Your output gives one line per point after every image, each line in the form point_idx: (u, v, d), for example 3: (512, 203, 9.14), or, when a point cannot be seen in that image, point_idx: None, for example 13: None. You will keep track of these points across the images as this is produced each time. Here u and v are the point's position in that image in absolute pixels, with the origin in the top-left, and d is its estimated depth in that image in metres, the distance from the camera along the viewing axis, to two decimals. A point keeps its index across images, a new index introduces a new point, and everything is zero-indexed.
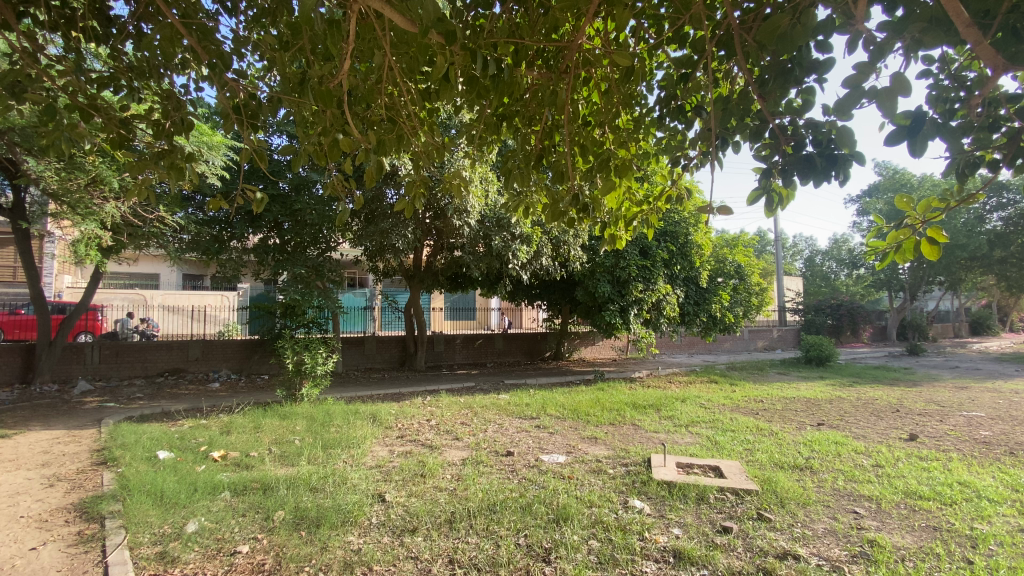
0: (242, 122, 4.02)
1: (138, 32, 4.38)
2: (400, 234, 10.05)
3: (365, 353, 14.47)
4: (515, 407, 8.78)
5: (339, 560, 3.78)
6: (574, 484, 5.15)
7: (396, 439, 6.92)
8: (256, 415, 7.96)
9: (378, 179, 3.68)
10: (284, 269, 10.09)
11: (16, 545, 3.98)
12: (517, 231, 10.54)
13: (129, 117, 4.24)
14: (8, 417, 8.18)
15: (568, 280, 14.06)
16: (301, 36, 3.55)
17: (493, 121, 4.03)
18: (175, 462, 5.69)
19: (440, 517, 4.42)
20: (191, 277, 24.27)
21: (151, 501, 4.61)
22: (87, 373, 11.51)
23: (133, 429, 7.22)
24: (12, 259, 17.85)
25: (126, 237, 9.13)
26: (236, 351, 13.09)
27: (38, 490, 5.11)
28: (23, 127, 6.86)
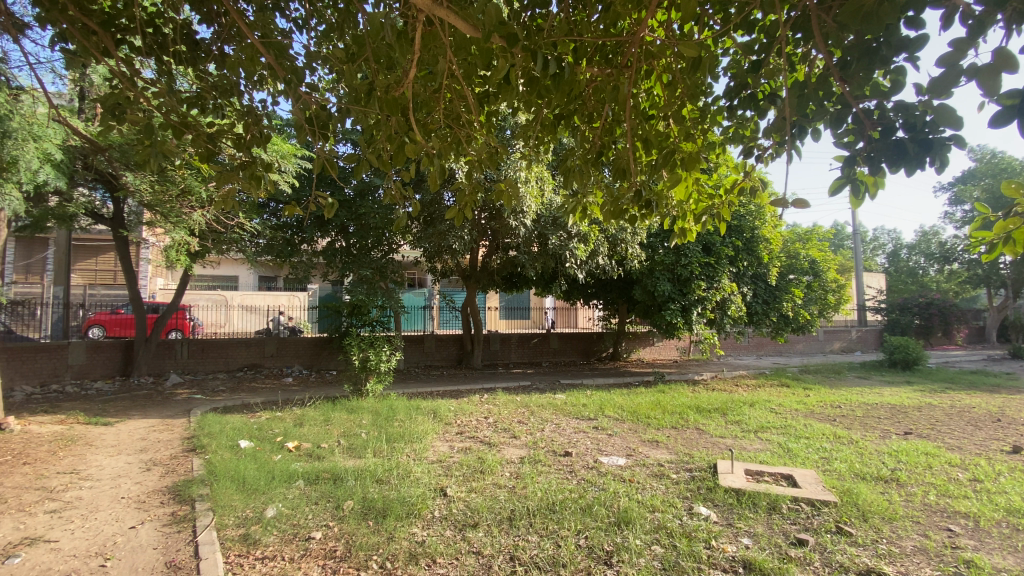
0: (316, 132, 4.26)
1: (221, 53, 4.77)
2: (457, 235, 10.24)
3: (424, 350, 14.94)
4: (573, 408, 8.72)
5: (405, 551, 3.91)
6: (636, 487, 5.05)
7: (455, 435, 7.08)
8: (325, 408, 8.40)
9: (440, 183, 3.77)
10: (351, 270, 10.67)
11: (119, 523, 4.42)
12: (574, 230, 10.46)
13: (214, 133, 4.60)
14: (113, 406, 9.14)
15: (626, 279, 13.80)
16: (367, 47, 3.70)
17: (552, 120, 4.03)
18: (254, 451, 6.11)
19: (501, 514, 4.48)
20: (266, 279, 25.92)
21: (234, 486, 4.99)
22: (177, 367, 12.59)
23: (217, 419, 7.83)
24: (114, 264, 19.85)
25: (210, 242, 9.88)
26: (308, 348, 13.97)
27: (137, 473, 5.66)
28: (122, 145, 7.42)
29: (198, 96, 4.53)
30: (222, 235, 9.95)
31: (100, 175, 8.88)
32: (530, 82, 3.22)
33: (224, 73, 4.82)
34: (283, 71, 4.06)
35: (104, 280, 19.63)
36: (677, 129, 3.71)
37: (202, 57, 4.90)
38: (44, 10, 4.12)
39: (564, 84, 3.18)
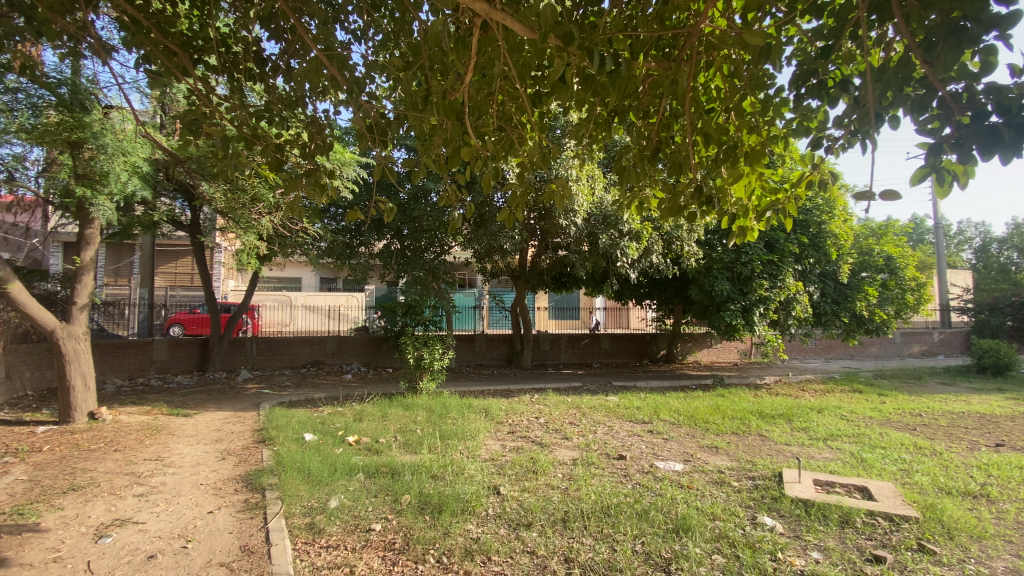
0: (375, 140, 4.41)
1: (287, 68, 5.04)
2: (508, 236, 10.32)
3: (475, 350, 15.16)
4: (626, 410, 8.57)
5: (460, 547, 3.98)
6: (694, 494, 4.89)
7: (507, 435, 7.13)
8: (382, 404, 8.71)
9: (495, 185, 3.78)
10: (405, 271, 11.04)
11: (199, 508, 4.77)
12: (626, 228, 10.27)
13: (282, 144, 4.86)
14: (192, 399, 9.87)
15: (681, 278, 13.42)
16: (423, 55, 3.80)
17: (605, 118, 3.98)
18: (318, 444, 6.43)
19: (554, 515, 4.47)
20: (326, 281, 27.14)
21: (300, 477, 5.26)
22: (248, 363, 13.46)
23: (284, 413, 8.29)
24: (191, 267, 21.46)
25: (277, 246, 10.44)
26: (365, 345, 14.61)
27: (214, 462, 6.10)
28: (199, 157, 8.00)
29: (266, 108, 4.79)
30: (286, 239, 10.51)
31: (180, 185, 9.62)
32: (587, 81, 3.20)
33: (290, 86, 5.07)
34: (345, 82, 4.22)
35: (182, 282, 21.27)
36: (740, 122, 3.56)
37: (269, 72, 5.18)
38: (132, 36, 4.50)
39: (622, 80, 3.13)
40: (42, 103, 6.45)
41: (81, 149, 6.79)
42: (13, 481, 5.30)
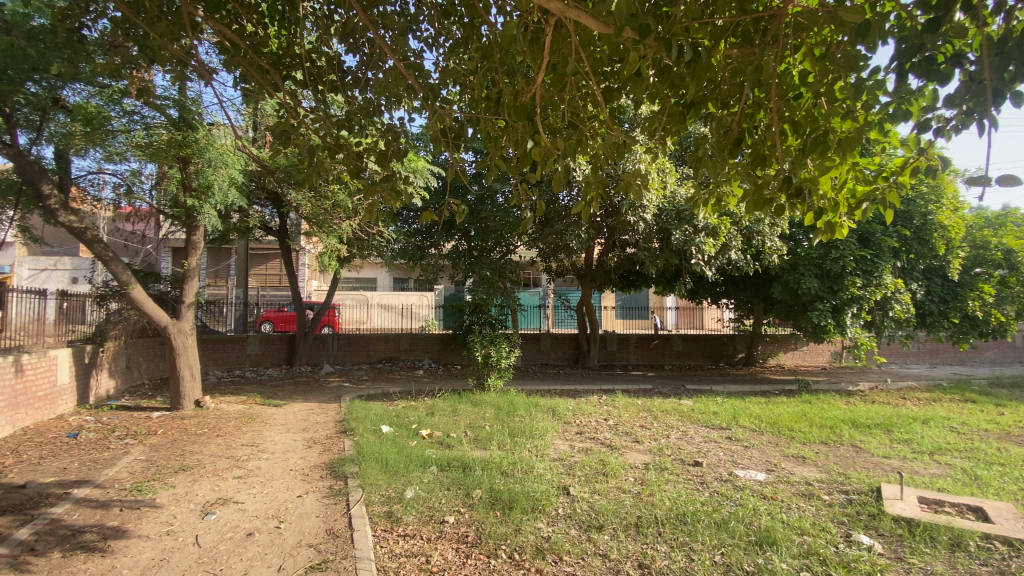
0: (447, 143, 4.53)
1: (363, 79, 5.31)
2: (575, 234, 10.23)
3: (541, 349, 15.17)
4: (702, 415, 8.20)
5: (532, 545, 4.00)
6: (779, 505, 4.60)
7: (575, 435, 7.08)
8: (453, 400, 8.96)
9: (566, 183, 3.72)
10: (473, 271, 11.33)
11: (289, 491, 5.17)
12: (701, 223, 9.84)
13: (361, 152, 5.13)
14: (281, 391, 10.70)
15: (762, 275, 12.68)
16: (495, 57, 3.86)
17: (679, 111, 3.83)
18: (394, 436, 6.73)
19: (627, 519, 4.38)
20: (399, 280, 28.30)
21: (379, 467, 5.54)
22: (329, 357, 14.35)
23: (362, 405, 8.77)
24: (279, 269, 23.24)
25: (356, 248, 11.04)
26: (436, 343, 15.05)
27: (301, 449, 6.57)
28: (287, 167, 8.64)
29: (347, 118, 5.06)
30: (364, 242, 11.08)
31: (270, 193, 10.44)
32: (662, 73, 3.12)
33: (368, 96, 5.33)
34: (421, 87, 4.34)
35: (272, 283, 23.06)
36: (831, 107, 3.31)
37: (349, 83, 5.47)
38: (231, 58, 4.93)
39: (701, 69, 3.00)
40: (154, 123, 7.22)
41: (187, 163, 7.54)
42: (134, 460, 5.99)
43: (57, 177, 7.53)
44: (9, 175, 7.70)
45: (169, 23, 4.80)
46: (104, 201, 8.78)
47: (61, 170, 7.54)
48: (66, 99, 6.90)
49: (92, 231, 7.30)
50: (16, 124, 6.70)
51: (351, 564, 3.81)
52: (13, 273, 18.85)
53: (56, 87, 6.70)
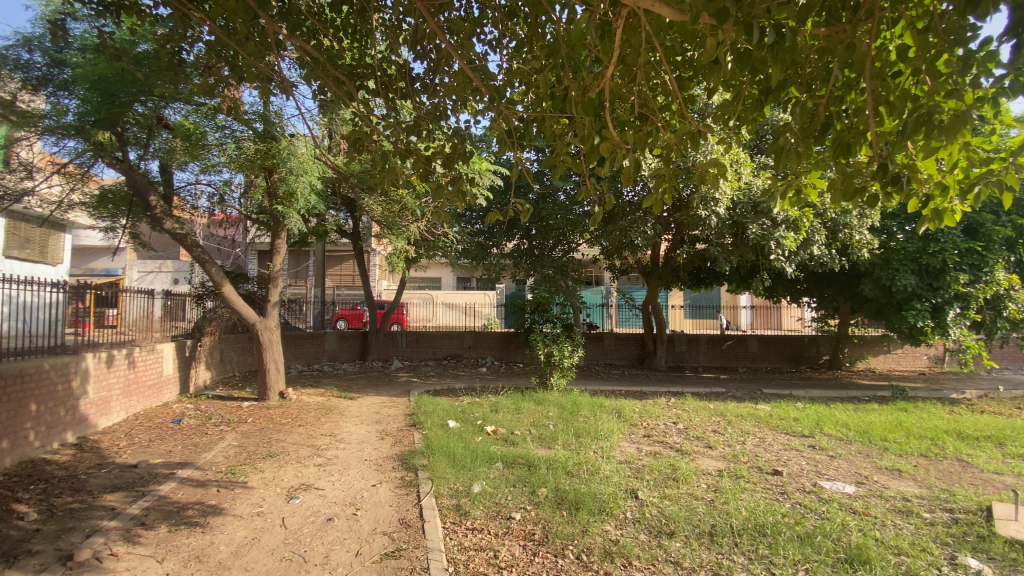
0: (513, 143, 4.54)
1: (431, 84, 5.46)
2: (640, 230, 9.99)
3: (605, 349, 14.91)
4: (781, 421, 7.70)
5: (600, 547, 3.95)
6: (872, 521, 4.23)
7: (643, 438, 6.90)
8: (516, 398, 9.03)
9: (636, 177, 3.59)
10: (535, 270, 11.40)
11: (364, 480, 5.44)
12: (780, 216, 9.31)
13: (429, 155, 5.27)
14: (355, 384, 11.28)
15: (850, 272, 11.75)
16: (562, 53, 3.83)
17: (757, 98, 3.62)
18: (461, 431, 6.89)
19: (700, 527, 4.21)
20: (462, 279, 28.93)
21: (447, 461, 5.70)
22: (399, 354, 14.95)
23: (430, 400, 9.04)
24: (351, 270, 24.55)
25: (423, 248, 11.42)
26: (498, 341, 15.23)
27: (375, 441, 6.89)
28: (361, 173, 9.11)
29: (416, 123, 5.22)
30: (431, 243, 11.41)
31: (343, 198, 11.04)
32: (742, 58, 2.95)
33: (435, 101, 5.48)
34: (487, 88, 4.35)
35: (345, 283, 24.39)
36: (936, 84, 2.99)
37: (417, 89, 5.64)
38: (313, 72, 5.23)
39: (787, 52, 2.81)
40: (241, 136, 7.81)
41: (271, 173, 8.11)
42: (227, 446, 6.55)
43: (161, 188, 8.36)
44: (123, 188, 8.65)
45: (255, 42, 5.17)
46: (200, 209, 9.66)
47: (165, 182, 8.37)
48: (168, 118, 7.63)
49: (191, 237, 8.05)
50: (128, 141, 7.50)
51: (423, 554, 3.93)
52: (126, 275, 21.65)
53: (160, 107, 7.43)
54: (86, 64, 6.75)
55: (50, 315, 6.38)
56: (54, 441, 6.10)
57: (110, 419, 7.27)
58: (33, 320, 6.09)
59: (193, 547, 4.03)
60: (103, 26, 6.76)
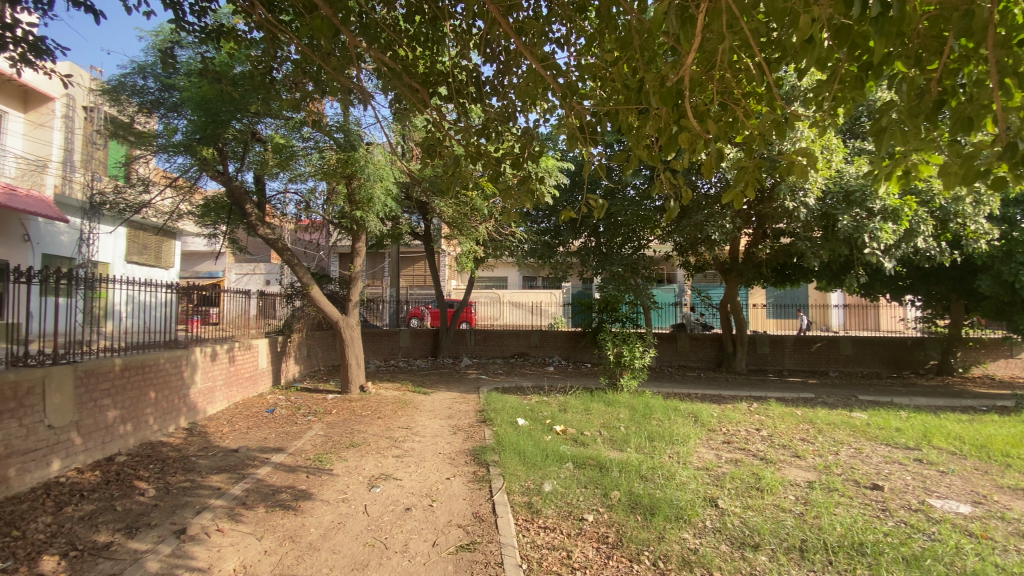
0: (584, 140, 4.47)
1: (500, 85, 5.53)
2: (717, 224, 9.53)
3: (679, 350, 14.35)
4: (880, 431, 7.03)
5: (677, 555, 3.81)
6: (992, 547, 3.78)
7: (722, 444, 6.58)
8: (585, 398, 8.93)
9: (718, 168, 3.39)
10: (604, 268, 11.24)
11: (439, 473, 5.61)
12: (877, 206, 8.54)
13: (499, 156, 5.31)
14: (428, 380, 11.69)
15: (965, 266, 10.53)
16: (637, 44, 3.74)
17: (857, 75, 3.32)
18: (530, 430, 6.92)
19: (788, 541, 3.94)
20: (528, 279, 29.04)
21: (517, 458, 5.75)
22: (468, 351, 15.32)
23: (499, 398, 9.17)
24: (422, 271, 25.44)
25: (491, 248, 11.60)
26: (566, 340, 15.13)
27: (447, 435, 7.10)
28: (433, 177, 9.41)
29: (486, 126, 5.30)
30: (500, 243, 11.57)
31: (416, 202, 11.49)
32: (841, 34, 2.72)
33: (504, 103, 5.54)
34: (558, 85, 4.30)
35: (417, 283, 25.34)
36: None
37: (487, 92, 5.72)
38: (389, 81, 5.46)
39: (897, 22, 2.55)
40: (324, 146, 8.33)
41: (351, 179, 8.58)
42: (314, 435, 7.02)
43: (255, 197, 9.13)
44: (222, 198, 9.53)
45: (336, 56, 5.51)
46: (288, 215, 10.43)
47: (259, 192, 9.13)
48: (261, 132, 8.30)
49: (282, 241, 8.73)
50: (227, 155, 8.25)
51: (496, 549, 4.00)
52: (226, 277, 23.81)
53: (254, 123, 8.11)
54: (191, 87, 7.50)
55: (166, 313, 7.15)
56: (169, 425, 6.85)
57: (215, 407, 8.06)
58: (151, 317, 6.83)
59: (287, 528, 4.36)
60: (206, 51, 7.47)
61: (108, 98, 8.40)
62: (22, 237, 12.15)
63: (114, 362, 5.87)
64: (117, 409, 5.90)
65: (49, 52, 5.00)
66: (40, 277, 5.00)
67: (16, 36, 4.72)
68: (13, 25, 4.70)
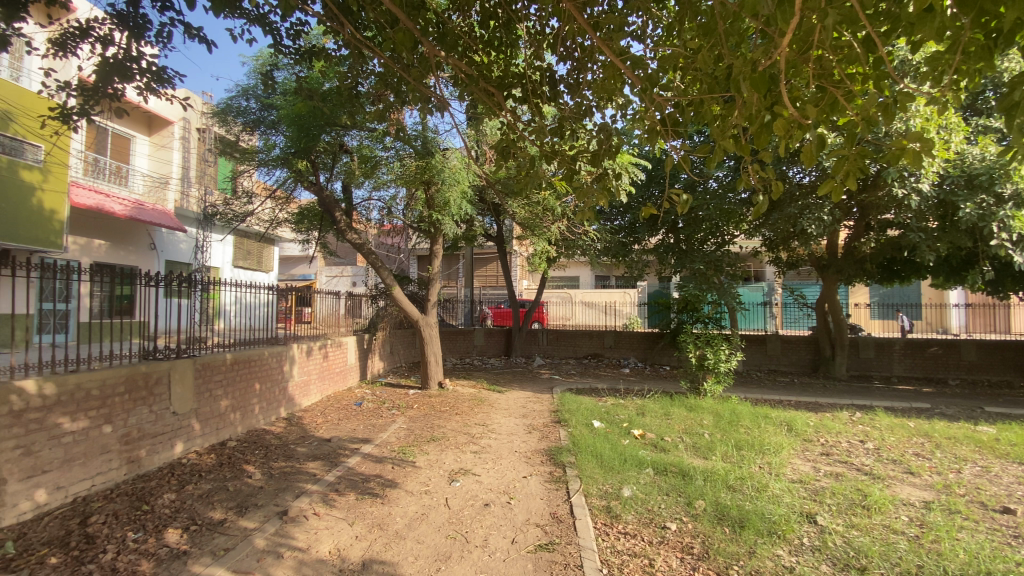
0: (665, 134, 4.30)
1: (575, 82, 5.47)
2: (813, 217, 8.84)
3: (769, 353, 13.46)
4: (1015, 449, 6.14)
5: (771, 572, 3.57)
6: None
7: (819, 456, 6.08)
8: (665, 402, 8.61)
9: (819, 156, 3.10)
10: (685, 265, 10.82)
11: (516, 472, 5.67)
12: (1008, 191, 7.47)
13: (573, 153, 5.25)
14: (502, 379, 11.87)
15: None
16: (722, 29, 3.54)
17: (985, 42, 2.92)
18: (607, 433, 6.79)
19: (901, 566, 3.55)
20: (602, 278, 28.56)
21: (595, 461, 5.67)
22: (541, 351, 15.37)
23: (574, 399, 9.10)
24: (495, 271, 25.88)
25: (565, 247, 11.55)
26: (642, 341, 14.69)
27: (523, 434, 7.15)
28: (506, 179, 9.52)
29: (560, 125, 5.25)
30: (571, 242, 11.51)
31: (490, 205, 11.72)
32: None
33: (579, 101, 5.48)
34: (638, 78, 4.16)
35: (490, 283, 25.83)
36: None
37: (561, 91, 5.69)
38: (465, 87, 5.57)
39: None
40: (403, 154, 8.69)
41: (430, 185, 8.91)
42: (398, 428, 7.37)
43: (343, 204, 9.74)
44: (315, 206, 10.29)
45: (415, 65, 5.72)
46: (372, 220, 11.04)
47: (346, 199, 9.74)
48: (347, 144, 8.84)
49: (367, 245, 9.29)
50: (319, 167, 8.89)
51: (576, 551, 3.96)
52: (318, 279, 25.66)
53: (341, 135, 8.68)
54: (287, 105, 8.13)
55: (267, 312, 7.84)
56: (271, 415, 7.51)
57: (310, 399, 8.70)
58: (255, 316, 7.51)
59: (375, 516, 4.61)
60: (299, 71, 8.09)
61: (218, 120, 9.35)
62: (149, 245, 13.89)
63: (225, 356, 6.53)
64: (228, 399, 6.55)
65: (168, 80, 5.66)
66: (165, 281, 5.65)
67: (141, 67, 5.37)
68: (139, 58, 5.36)
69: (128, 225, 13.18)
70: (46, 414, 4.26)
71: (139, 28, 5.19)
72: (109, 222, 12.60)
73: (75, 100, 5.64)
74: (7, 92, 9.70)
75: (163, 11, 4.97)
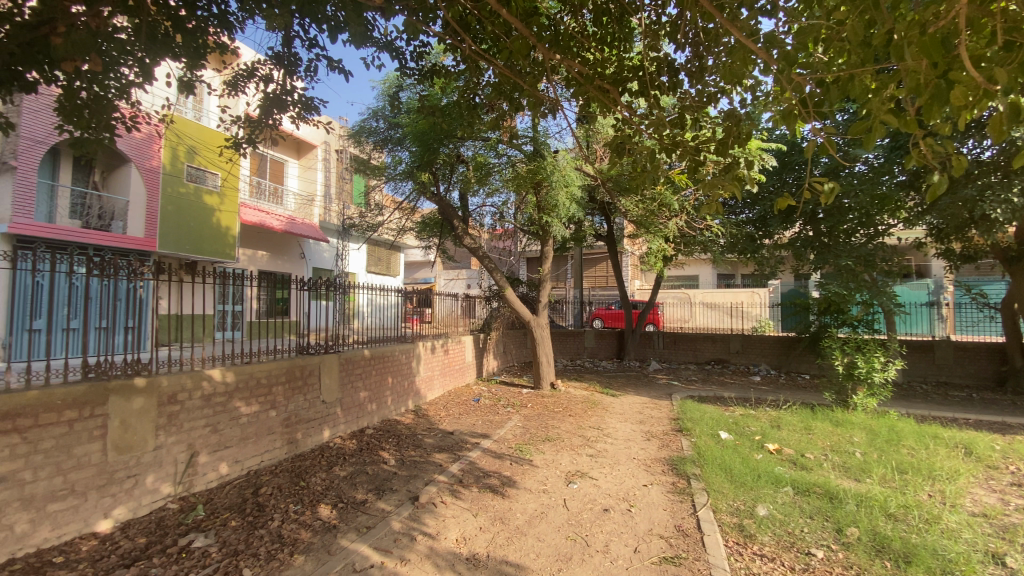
0: (806, 115, 3.86)
1: (695, 71, 5.16)
2: (998, 198, 7.39)
3: (938, 363, 11.47)
4: None
5: None
6: None
7: (1011, 487, 5.03)
8: (804, 415, 7.75)
9: (1010, 128, 2.56)
10: (827, 261, 9.71)
11: (635, 479, 5.50)
12: None
13: (695, 145, 4.93)
14: (616, 382, 11.61)
15: None
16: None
17: None
18: (736, 445, 6.31)
19: None
20: (724, 277, 26.63)
21: (724, 475, 5.28)
22: (657, 354, 14.76)
23: (697, 407, 8.58)
24: (607, 271, 25.43)
25: (683, 246, 10.97)
26: (774, 347, 13.38)
27: (641, 440, 6.92)
28: (619, 177, 9.30)
29: (680, 116, 4.97)
30: (690, 239, 10.89)
31: (601, 205, 11.54)
32: None
33: (701, 89, 5.15)
34: (772, 59, 3.77)
35: (601, 284, 25.45)
36: None
37: (680, 80, 5.40)
38: (579, 86, 5.54)
39: None
40: (516, 160, 8.93)
41: (541, 188, 9.03)
42: (514, 425, 7.57)
43: (461, 212, 10.29)
44: (435, 215, 10.99)
45: (529, 72, 5.81)
46: (487, 225, 11.48)
47: (463, 207, 10.28)
48: (463, 153, 9.29)
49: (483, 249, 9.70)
50: (439, 177, 9.46)
51: (705, 568, 3.73)
52: (438, 282, 27.40)
53: (458, 147, 9.07)
54: (411, 122, 8.80)
55: (396, 313, 8.52)
56: (402, 406, 8.17)
57: (434, 394, 9.30)
58: (386, 316, 8.22)
59: (497, 509, 4.79)
60: (422, 89, 8.69)
61: (353, 141, 10.40)
62: (299, 255, 15.83)
63: (363, 352, 7.24)
64: (366, 391, 7.25)
65: (315, 107, 6.43)
66: (315, 285, 6.42)
67: (293, 99, 6.18)
68: (292, 91, 6.17)
69: (284, 238, 15.24)
70: (228, 399, 5.06)
71: (292, 65, 5.98)
72: (269, 236, 14.69)
73: (244, 133, 6.65)
74: (193, 131, 11.84)
75: (310, 48, 5.67)
